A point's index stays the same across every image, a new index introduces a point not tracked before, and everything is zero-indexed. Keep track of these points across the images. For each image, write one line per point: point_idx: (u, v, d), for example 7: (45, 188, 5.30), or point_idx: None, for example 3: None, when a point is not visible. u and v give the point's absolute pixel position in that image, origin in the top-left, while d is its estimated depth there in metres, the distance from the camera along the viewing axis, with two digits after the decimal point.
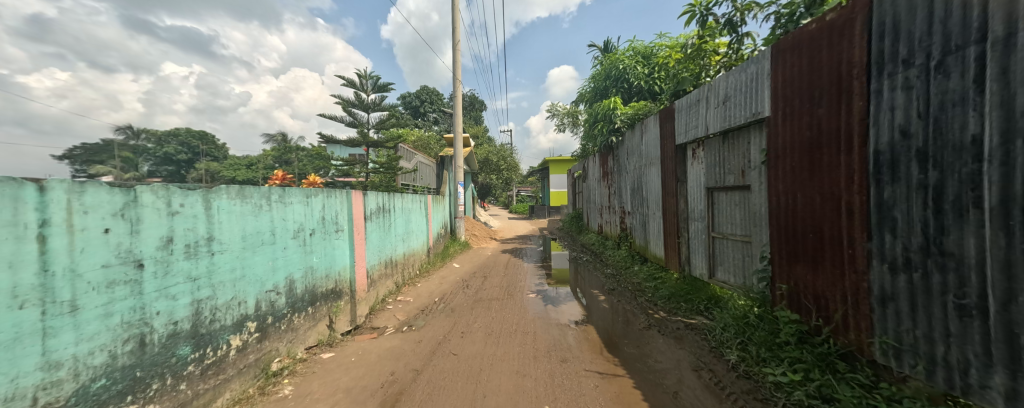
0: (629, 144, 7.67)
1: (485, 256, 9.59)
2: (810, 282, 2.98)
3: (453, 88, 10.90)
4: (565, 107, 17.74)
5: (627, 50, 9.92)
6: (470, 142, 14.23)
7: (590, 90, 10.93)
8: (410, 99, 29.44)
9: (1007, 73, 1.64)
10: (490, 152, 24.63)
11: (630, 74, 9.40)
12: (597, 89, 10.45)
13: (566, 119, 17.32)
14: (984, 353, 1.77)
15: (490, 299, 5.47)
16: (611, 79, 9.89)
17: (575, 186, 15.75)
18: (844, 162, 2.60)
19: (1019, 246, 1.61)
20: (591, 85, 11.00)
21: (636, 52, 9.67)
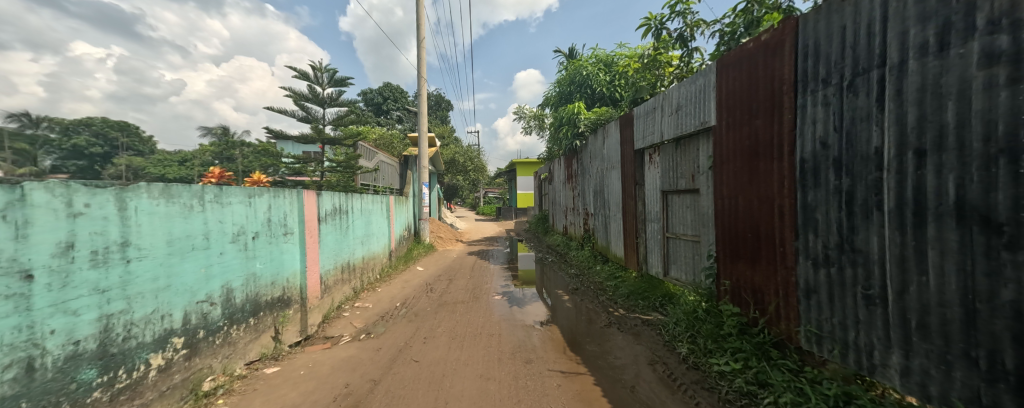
0: (591, 148, 7.92)
1: (451, 259, 9.42)
2: (749, 278, 3.25)
3: (418, 86, 10.60)
4: (531, 109, 17.93)
5: (590, 57, 10.25)
6: (436, 142, 13.91)
7: (555, 94, 11.15)
8: (372, 96, 28.32)
9: (900, 95, 1.90)
10: (457, 153, 24.25)
11: (592, 80, 9.71)
12: (561, 94, 10.70)
13: (532, 121, 17.52)
14: (884, 337, 2.03)
15: (455, 303, 5.36)
16: (575, 85, 10.16)
17: (541, 188, 15.94)
18: (777, 169, 2.88)
19: (912, 242, 1.86)
20: (556, 90, 11.22)
21: (598, 60, 10.02)
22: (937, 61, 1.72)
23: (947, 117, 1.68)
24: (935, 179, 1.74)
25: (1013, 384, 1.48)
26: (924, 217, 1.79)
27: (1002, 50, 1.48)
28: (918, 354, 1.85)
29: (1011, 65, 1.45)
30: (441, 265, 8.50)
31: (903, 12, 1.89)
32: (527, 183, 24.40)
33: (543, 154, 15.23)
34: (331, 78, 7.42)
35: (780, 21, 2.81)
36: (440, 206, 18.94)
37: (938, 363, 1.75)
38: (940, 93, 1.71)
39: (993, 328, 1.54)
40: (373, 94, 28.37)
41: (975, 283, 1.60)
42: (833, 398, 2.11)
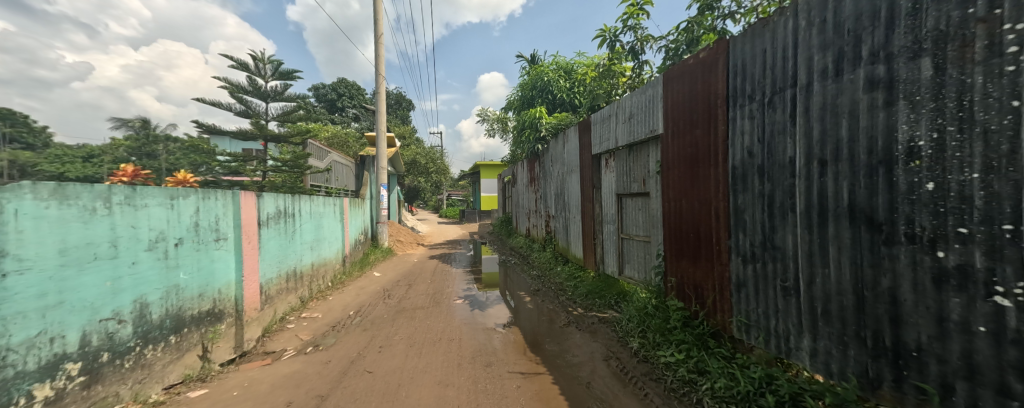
0: (553, 152, 8.12)
1: (410, 263, 9.09)
2: (691, 274, 3.52)
3: (376, 84, 10.14)
4: (494, 112, 17.88)
5: (551, 64, 10.45)
6: (395, 142, 13.37)
7: (517, 98, 11.25)
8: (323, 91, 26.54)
9: (808, 111, 2.19)
10: (418, 154, 23.53)
11: (553, 86, 9.93)
12: (523, 98, 10.81)
13: (496, 124, 17.48)
14: (798, 323, 2.31)
15: (414, 308, 5.19)
16: (537, 90, 10.26)
17: (505, 190, 15.95)
18: (713, 175, 3.16)
19: (818, 240, 2.15)
20: (518, 94, 11.31)
21: (559, 66, 10.27)
22: (834, 84, 2.01)
23: (841, 133, 1.97)
24: (833, 185, 2.02)
25: (890, 358, 1.77)
26: (826, 217, 2.08)
27: (878, 78, 1.77)
28: (822, 337, 2.13)
29: (886, 90, 1.74)
30: (400, 270, 8.15)
31: (810, 40, 2.19)
32: (489, 185, 24.31)
33: (505, 157, 15.26)
34: (277, 69, 6.16)
35: (715, 41, 3.10)
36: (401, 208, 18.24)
37: (838, 343, 2.03)
38: (836, 112, 2.00)
39: (876, 312, 1.82)
40: (326, 89, 26.59)
41: (862, 274, 1.88)
42: (758, 380, 2.36)
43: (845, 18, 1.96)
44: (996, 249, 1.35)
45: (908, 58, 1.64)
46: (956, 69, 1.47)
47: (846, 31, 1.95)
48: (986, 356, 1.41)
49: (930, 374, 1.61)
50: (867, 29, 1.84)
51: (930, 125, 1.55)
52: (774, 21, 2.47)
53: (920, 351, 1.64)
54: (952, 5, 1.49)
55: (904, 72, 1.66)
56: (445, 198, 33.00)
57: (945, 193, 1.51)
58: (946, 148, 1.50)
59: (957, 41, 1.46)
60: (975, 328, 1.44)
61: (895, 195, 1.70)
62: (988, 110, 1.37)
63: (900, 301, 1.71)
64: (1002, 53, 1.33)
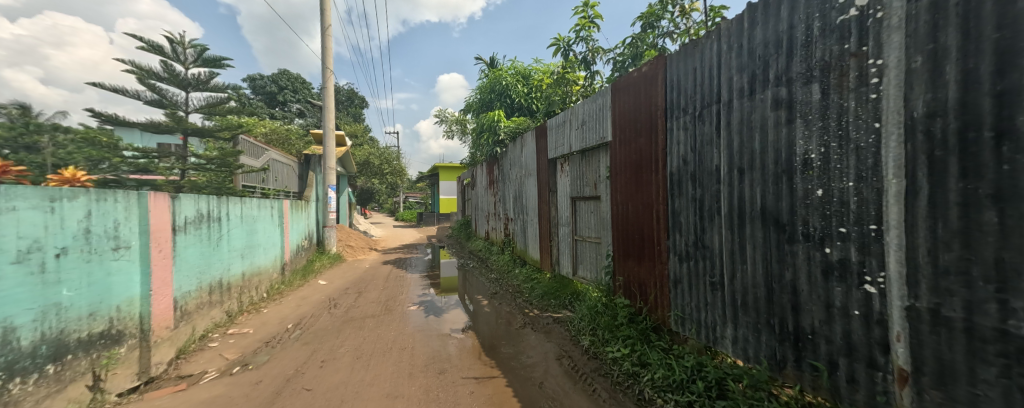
0: (511, 155, 8.18)
1: (361, 269, 8.57)
2: (635, 273, 3.74)
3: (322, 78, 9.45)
4: (452, 114, 17.51)
5: (510, 68, 10.48)
6: (344, 142, 12.54)
7: (475, 100, 11.15)
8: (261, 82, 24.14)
9: (729, 125, 2.46)
10: (373, 153, 22.23)
11: (511, 90, 9.97)
12: (482, 100, 10.74)
13: (454, 126, 17.18)
14: (723, 314, 2.57)
15: (364, 317, 4.89)
16: (495, 93, 10.26)
17: (464, 193, 15.67)
18: (654, 180, 3.41)
19: (739, 239, 2.40)
20: (477, 97, 11.21)
21: (517, 71, 10.27)
22: (749, 102, 2.29)
23: (754, 145, 2.24)
24: (749, 190, 2.29)
25: (792, 342, 2.04)
26: (745, 219, 2.34)
27: (781, 99, 2.05)
28: (742, 326, 2.39)
29: (786, 110, 2.02)
30: (349, 277, 7.64)
31: (730, 62, 2.46)
32: (447, 188, 23.78)
33: (464, 160, 15.02)
34: (204, 56, 5.03)
35: (655, 57, 3.35)
36: (352, 211, 17.15)
37: (753, 330, 2.30)
38: (750, 127, 2.28)
39: (782, 301, 2.09)
40: (265, 81, 24.13)
41: (772, 269, 2.15)
42: (690, 368, 2.58)
43: (757, 45, 2.24)
44: (866, 245, 1.63)
45: (803, 83, 1.92)
46: (836, 94, 1.75)
47: (758, 57, 2.22)
48: (859, 335, 1.69)
49: (820, 353, 1.88)
50: (773, 56, 2.11)
51: (819, 140, 1.83)
52: (702, 43, 2.74)
53: (813, 333, 1.91)
54: (832, 41, 1.77)
55: (800, 95, 1.94)
56: (400, 201, 31.56)
57: (830, 199, 1.78)
58: (830, 160, 1.78)
59: (838, 71, 1.74)
60: (851, 311, 1.72)
61: (795, 199, 1.97)
62: (858, 130, 1.65)
63: (799, 292, 1.98)
64: (867, 83, 1.61)
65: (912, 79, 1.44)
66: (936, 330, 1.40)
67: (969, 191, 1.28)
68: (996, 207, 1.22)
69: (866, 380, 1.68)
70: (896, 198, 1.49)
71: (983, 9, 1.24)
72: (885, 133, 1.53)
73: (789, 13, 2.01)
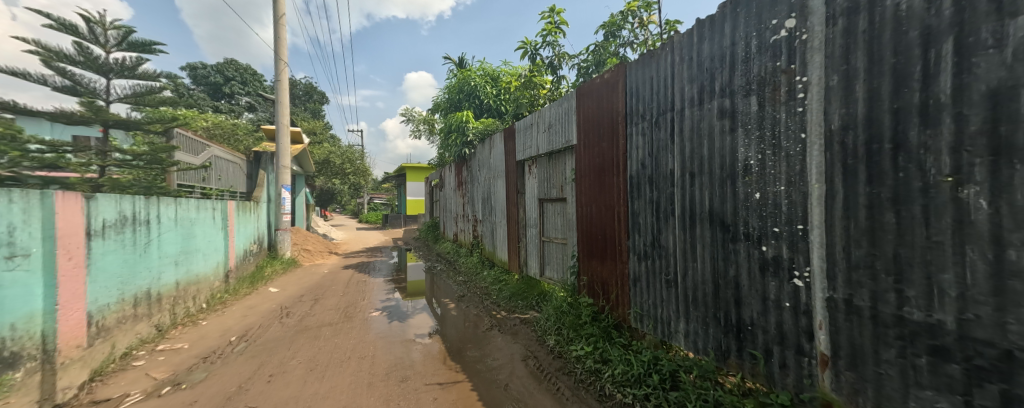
0: (479, 156, 8.13)
1: (319, 275, 8.08)
2: (599, 273, 3.86)
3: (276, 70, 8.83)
4: (420, 112, 17.04)
5: (479, 68, 10.41)
6: (301, 139, 11.79)
7: (443, 100, 10.94)
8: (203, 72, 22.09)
9: (682, 132, 2.62)
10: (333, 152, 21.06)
11: (480, 91, 9.79)
12: (450, 100, 10.57)
13: (421, 125, 16.75)
14: (676, 310, 2.72)
15: (320, 326, 4.61)
16: (463, 94, 10.13)
17: (432, 194, 15.31)
18: (615, 183, 3.54)
19: (691, 239, 2.55)
20: (445, 97, 11.01)
21: (485, 73, 10.14)
22: (698, 111, 2.45)
23: (703, 151, 2.41)
24: (700, 194, 2.45)
25: (735, 333, 2.20)
26: (696, 220, 2.50)
27: (725, 109, 2.22)
28: (693, 320, 2.55)
29: (730, 119, 2.19)
30: (304, 283, 7.17)
31: (683, 73, 2.62)
32: (414, 189, 23.13)
33: (431, 160, 14.68)
34: (129, 40, 4.47)
35: (616, 65, 3.49)
36: (310, 212, 16.18)
37: (703, 324, 2.45)
38: (700, 134, 2.44)
39: (726, 296, 2.25)
40: (208, 70, 22.09)
41: (718, 266, 2.31)
42: (647, 362, 2.70)
43: (705, 58, 2.41)
44: (795, 243, 1.81)
45: (743, 95, 2.10)
46: (771, 106, 1.92)
47: (706, 69, 2.39)
48: (790, 325, 1.87)
49: (758, 342, 2.05)
50: (719, 70, 2.28)
51: (757, 148, 2.00)
52: (659, 54, 2.89)
53: (752, 325, 2.09)
54: (767, 59, 1.95)
55: (741, 106, 2.11)
56: (365, 202, 30.20)
57: (766, 201, 1.96)
58: (766, 166, 1.95)
59: (771, 86, 1.92)
60: (783, 303, 1.89)
61: (737, 202, 2.14)
62: (788, 139, 1.83)
63: (740, 287, 2.14)
64: (795, 97, 1.79)
65: (829, 95, 1.62)
66: (849, 318, 1.58)
67: (874, 195, 1.47)
68: (894, 209, 1.40)
69: (795, 365, 1.86)
70: (818, 201, 1.67)
71: (883, 37, 1.43)
72: (809, 143, 1.71)
73: (732, 31, 2.19)
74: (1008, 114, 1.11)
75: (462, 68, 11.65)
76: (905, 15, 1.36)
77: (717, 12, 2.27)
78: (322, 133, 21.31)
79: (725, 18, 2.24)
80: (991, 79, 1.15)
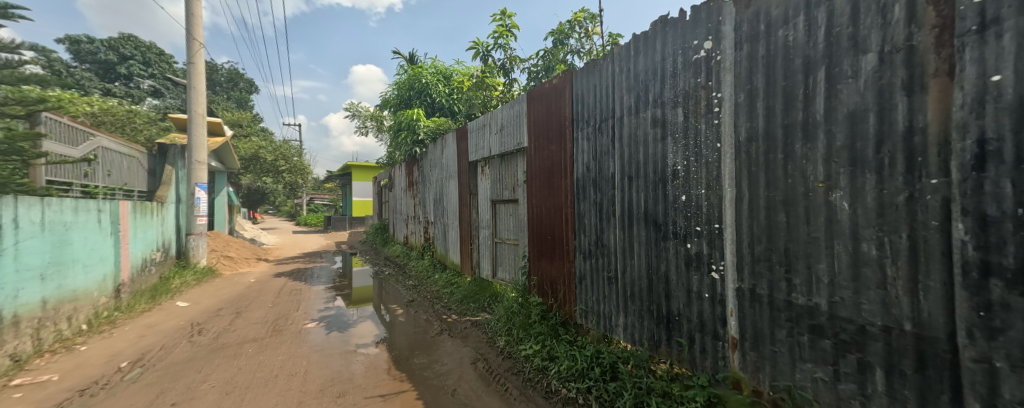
0: (431, 156, 7.90)
1: (245, 284, 7.22)
2: (548, 272, 3.96)
3: (189, 52, 7.74)
4: (367, 108, 16.08)
5: (430, 66, 10.09)
6: (223, 132, 10.47)
7: (393, 96, 10.46)
8: (92, 47, 18.57)
9: (622, 138, 2.79)
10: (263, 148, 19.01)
11: (432, 90, 9.57)
12: (399, 97, 10.14)
13: (368, 122, 15.82)
14: (618, 305, 2.88)
15: (243, 342, 4.12)
16: (414, 91, 9.78)
17: (381, 194, 14.55)
18: (563, 184, 3.66)
19: (630, 238, 2.73)
20: (394, 93, 10.53)
21: (437, 70, 9.89)
22: (635, 119, 2.64)
23: (639, 157, 2.60)
24: (637, 196, 2.63)
25: (666, 323, 2.40)
26: (634, 220, 2.68)
27: (658, 118, 2.42)
28: (631, 314, 2.73)
29: (661, 128, 2.39)
30: (225, 295, 6.35)
31: (622, 82, 2.80)
32: (359, 189, 21.74)
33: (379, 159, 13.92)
34: None
35: (563, 71, 3.62)
36: (234, 214, 14.41)
37: (640, 317, 2.64)
38: (636, 141, 2.63)
39: (659, 290, 2.45)
40: (97, 46, 18.59)
41: (652, 263, 2.50)
42: (590, 356, 2.82)
43: (641, 70, 2.60)
44: (712, 240, 2.03)
45: (671, 106, 2.30)
46: (693, 118, 2.14)
47: (642, 81, 2.59)
48: (708, 313, 2.09)
49: (683, 331, 2.26)
50: (652, 82, 2.48)
51: (683, 154, 2.21)
52: (602, 63, 3.06)
53: (679, 315, 2.29)
54: (690, 75, 2.16)
55: (670, 116, 2.31)
56: (303, 202, 27.72)
57: (690, 204, 2.16)
58: (690, 171, 2.16)
59: (693, 99, 2.14)
60: (703, 294, 2.11)
61: (667, 203, 2.33)
62: (707, 148, 2.04)
63: (669, 281, 2.34)
64: (712, 110, 2.01)
65: (737, 110, 1.85)
66: (753, 305, 1.81)
67: (770, 198, 1.70)
68: (785, 210, 1.64)
69: (712, 349, 2.08)
70: (730, 203, 1.90)
71: (776, 63, 1.67)
72: (722, 151, 1.93)
73: (662, 47, 2.39)
74: (861, 132, 1.36)
75: (413, 64, 11.25)
76: (791, 46, 1.60)
77: (650, 29, 2.47)
78: (250, 126, 19.13)
79: (657, 35, 2.44)
80: (850, 103, 1.40)
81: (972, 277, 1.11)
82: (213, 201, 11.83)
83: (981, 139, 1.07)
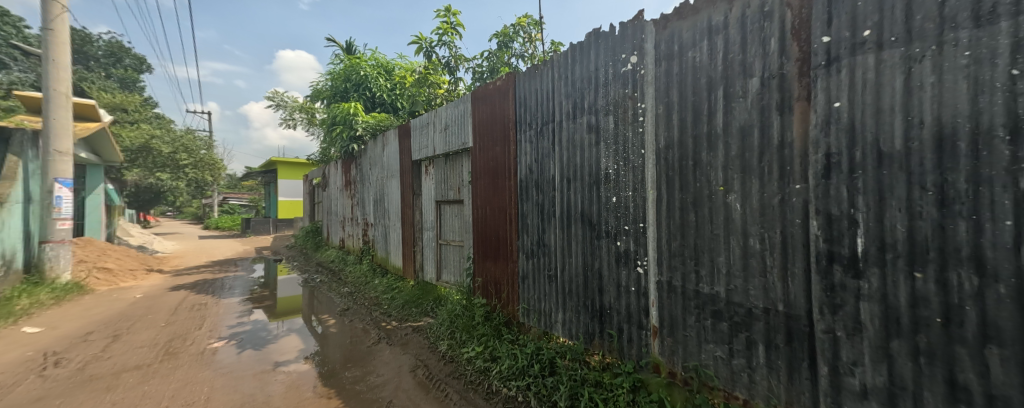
0: (370, 154, 7.46)
1: (131, 301, 6.08)
2: (492, 273, 3.98)
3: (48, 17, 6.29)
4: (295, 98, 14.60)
5: (369, 58, 9.49)
6: (100, 117, 8.70)
7: (327, 87, 9.66)
8: None
9: (560, 141, 2.92)
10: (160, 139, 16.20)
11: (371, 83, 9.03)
12: (334, 89, 9.39)
13: (298, 114, 14.39)
14: (558, 302, 2.99)
15: (124, 371, 3.46)
16: (351, 83, 9.15)
17: (312, 194, 13.34)
18: (507, 185, 3.71)
19: (568, 237, 2.85)
20: (329, 84, 9.74)
21: (378, 63, 9.34)
22: (572, 124, 2.78)
23: (576, 160, 2.74)
24: (574, 198, 2.77)
25: (599, 317, 2.56)
26: (571, 220, 2.81)
27: (592, 125, 2.58)
28: (570, 310, 2.85)
29: (595, 133, 2.55)
30: (102, 315, 5.29)
31: (561, 88, 2.93)
32: (286, 188, 19.65)
33: (309, 155, 12.73)
34: None
35: (507, 73, 3.67)
36: (115, 217, 12.04)
37: (577, 312, 2.77)
38: (573, 145, 2.77)
39: (593, 285, 2.60)
40: None
41: (588, 261, 2.66)
42: (530, 353, 2.89)
43: (578, 78, 2.74)
44: (638, 238, 2.21)
45: (604, 114, 2.47)
46: (622, 125, 2.32)
47: (578, 88, 2.73)
48: (634, 305, 2.27)
49: (614, 323, 2.43)
50: (587, 90, 2.64)
51: (613, 159, 2.38)
52: (543, 69, 3.16)
53: (610, 308, 2.46)
54: (619, 86, 2.34)
55: (603, 123, 2.48)
56: (213, 203, 24.18)
57: (620, 205, 2.34)
58: (620, 175, 2.33)
59: (621, 108, 2.32)
60: (630, 288, 2.29)
61: (601, 204, 2.49)
62: (633, 154, 2.23)
63: (603, 277, 2.51)
64: (637, 119, 2.20)
65: (657, 120, 2.05)
66: (670, 295, 2.02)
67: (683, 199, 1.91)
68: (693, 210, 1.86)
69: (637, 338, 2.27)
70: (651, 204, 2.09)
71: (686, 80, 1.89)
72: (645, 157, 2.13)
73: (596, 58, 2.55)
74: (749, 144, 1.60)
75: (350, 54, 10.51)
76: (698, 66, 1.82)
77: (585, 40, 2.62)
78: (143, 112, 16.20)
79: (591, 46, 2.60)
80: (741, 119, 1.64)
81: (822, 263, 1.38)
82: (84, 202, 9.71)
83: (828, 154, 1.34)
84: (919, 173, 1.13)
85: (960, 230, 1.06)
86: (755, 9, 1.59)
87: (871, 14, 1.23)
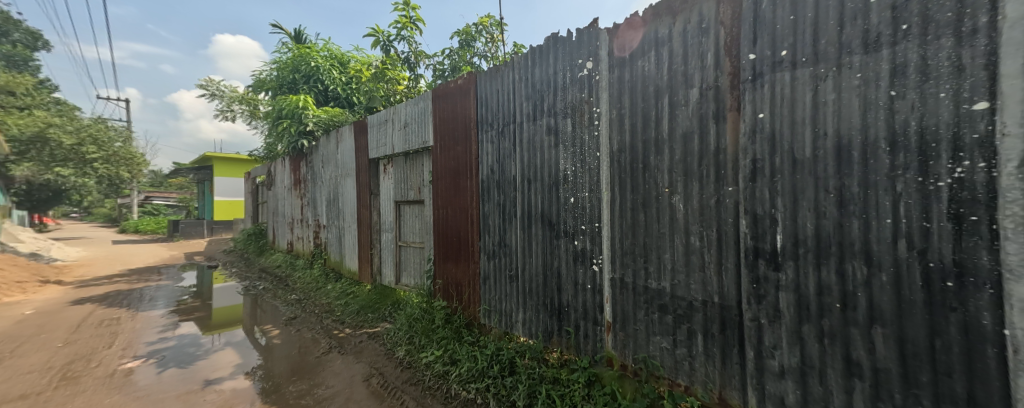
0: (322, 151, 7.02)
1: (20, 319, 5.17)
2: (453, 274, 3.91)
3: None
4: (235, 88, 13.30)
5: (321, 49, 8.91)
6: None
7: (272, 78, 8.93)
8: None
9: (521, 142, 2.95)
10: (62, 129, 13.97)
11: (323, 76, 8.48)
12: (281, 80, 8.70)
13: (238, 106, 13.13)
14: (519, 302, 3.02)
15: (5, 402, 2.93)
16: (300, 75, 8.53)
17: (256, 193, 12.26)
18: (468, 186, 3.67)
19: (528, 237, 2.89)
20: (275, 74, 9.00)
21: (331, 54, 8.81)
22: (533, 126, 2.82)
23: (536, 161, 2.78)
24: (534, 198, 2.81)
25: (558, 315, 2.62)
26: (532, 221, 2.85)
27: (552, 127, 2.63)
28: (530, 309, 2.89)
29: (554, 136, 2.61)
30: None
31: (522, 89, 2.95)
32: (224, 187, 17.84)
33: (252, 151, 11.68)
34: None
35: (468, 72, 3.64)
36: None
37: (537, 311, 2.82)
38: (533, 146, 2.81)
39: (553, 284, 2.66)
40: None
41: (548, 260, 2.71)
42: (491, 354, 2.89)
43: (538, 80, 2.78)
44: (593, 237, 2.30)
45: (562, 117, 2.53)
46: (579, 128, 2.40)
47: (539, 90, 2.78)
48: (590, 302, 2.36)
49: (572, 320, 2.50)
50: (547, 92, 2.69)
51: (571, 161, 2.46)
52: (504, 69, 3.18)
53: (568, 306, 2.53)
54: (576, 90, 2.42)
55: (561, 126, 2.54)
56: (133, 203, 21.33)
57: (578, 205, 2.42)
58: (577, 176, 2.41)
59: (578, 112, 2.40)
60: (587, 286, 2.37)
61: (560, 205, 2.55)
62: (589, 156, 2.32)
63: (561, 276, 2.57)
64: (593, 123, 2.29)
65: (611, 124, 2.15)
66: (623, 291, 2.12)
67: (634, 200, 2.02)
68: (643, 210, 1.98)
69: (593, 334, 2.35)
70: (605, 204, 2.19)
71: (636, 87, 2.00)
72: (600, 159, 2.22)
73: (555, 61, 2.61)
74: (690, 149, 1.73)
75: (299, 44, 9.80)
76: (646, 74, 1.94)
77: (545, 43, 2.67)
78: (41, 96, 13.89)
79: (551, 49, 2.65)
80: (683, 126, 1.77)
81: (750, 258, 1.53)
82: None
83: (754, 160, 1.49)
84: (823, 178, 1.30)
85: (855, 228, 1.24)
86: (695, 25, 1.72)
87: (788, 36, 1.39)
